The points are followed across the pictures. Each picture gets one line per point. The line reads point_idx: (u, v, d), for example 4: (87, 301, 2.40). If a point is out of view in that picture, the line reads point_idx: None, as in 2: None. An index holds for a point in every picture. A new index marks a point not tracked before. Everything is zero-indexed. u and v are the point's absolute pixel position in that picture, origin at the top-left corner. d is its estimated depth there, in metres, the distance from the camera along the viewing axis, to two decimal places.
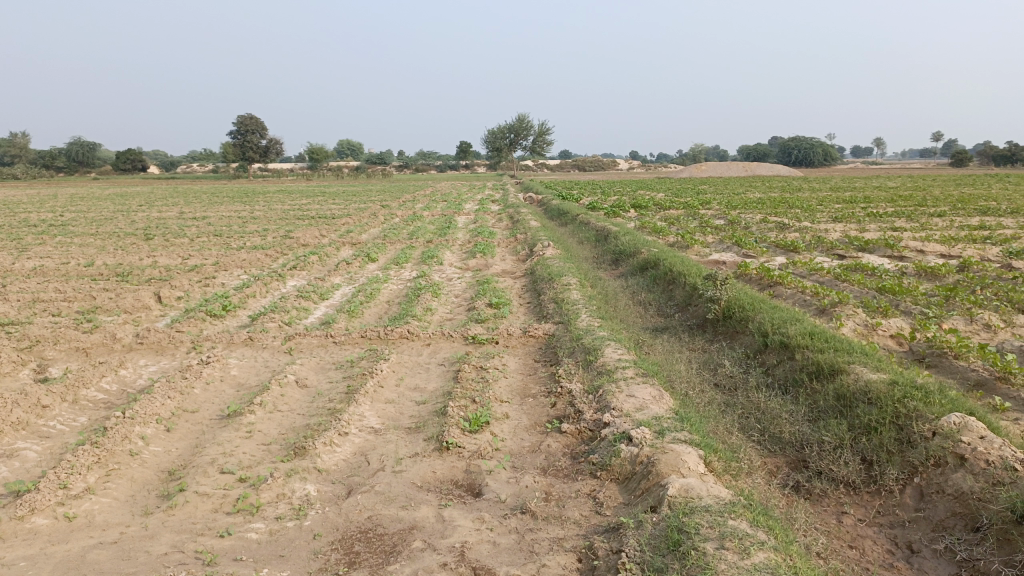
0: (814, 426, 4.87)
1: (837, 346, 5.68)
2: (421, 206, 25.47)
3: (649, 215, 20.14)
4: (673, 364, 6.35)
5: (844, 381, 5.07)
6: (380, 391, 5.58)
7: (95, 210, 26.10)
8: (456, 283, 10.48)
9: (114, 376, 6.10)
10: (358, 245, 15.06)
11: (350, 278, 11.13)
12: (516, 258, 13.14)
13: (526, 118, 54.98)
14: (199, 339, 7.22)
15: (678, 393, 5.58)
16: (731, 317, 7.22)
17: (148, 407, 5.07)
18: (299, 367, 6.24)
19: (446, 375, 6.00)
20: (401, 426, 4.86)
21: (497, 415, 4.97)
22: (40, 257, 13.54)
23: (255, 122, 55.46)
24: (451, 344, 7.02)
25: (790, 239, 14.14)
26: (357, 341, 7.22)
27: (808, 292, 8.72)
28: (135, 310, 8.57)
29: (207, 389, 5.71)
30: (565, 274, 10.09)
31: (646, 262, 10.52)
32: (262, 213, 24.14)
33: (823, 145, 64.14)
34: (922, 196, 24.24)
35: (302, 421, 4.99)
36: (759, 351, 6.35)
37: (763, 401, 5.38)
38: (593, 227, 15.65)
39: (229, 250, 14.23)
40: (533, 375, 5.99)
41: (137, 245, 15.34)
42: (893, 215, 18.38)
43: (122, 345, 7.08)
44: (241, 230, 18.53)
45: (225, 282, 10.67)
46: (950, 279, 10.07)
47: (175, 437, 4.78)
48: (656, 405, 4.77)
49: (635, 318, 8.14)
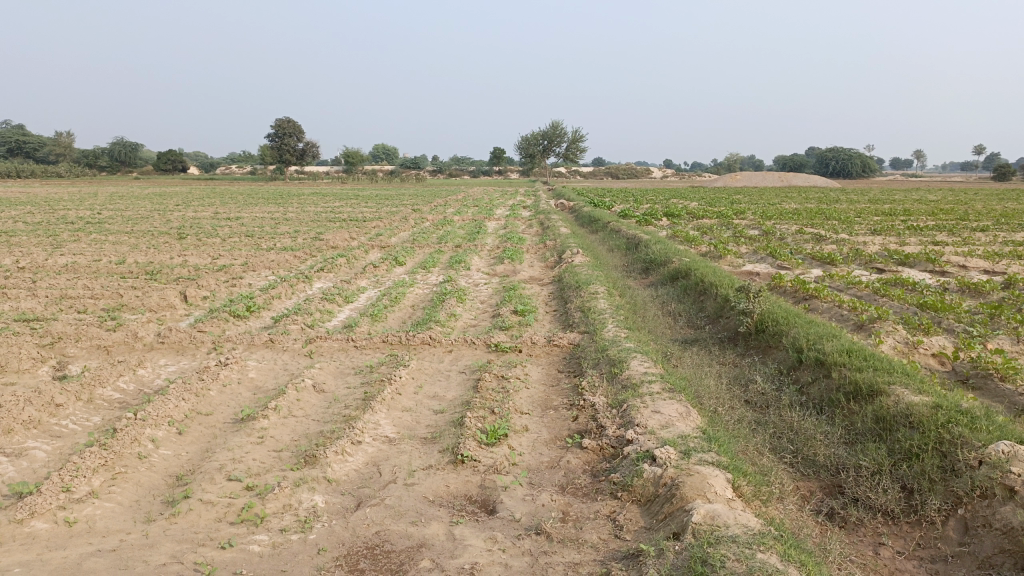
0: (851, 450, 4.63)
1: (876, 365, 5.41)
2: (451, 210, 25.40)
3: (682, 223, 19.85)
4: (702, 378, 6.12)
5: (884, 402, 4.81)
6: (398, 398, 5.43)
7: (132, 208, 26.45)
8: (482, 289, 10.34)
9: (132, 376, 6.03)
10: (386, 249, 14.99)
11: (376, 281, 11.03)
12: (545, 264, 12.96)
13: (561, 125, 54.80)
14: (219, 340, 7.14)
15: (707, 409, 5.36)
16: (764, 331, 6.96)
17: (160, 409, 4.97)
18: (317, 372, 6.11)
19: (466, 383, 5.84)
20: (417, 436, 4.70)
21: (516, 427, 4.78)
22: (73, 254, 13.66)
23: (292, 125, 55.99)
24: (474, 352, 6.86)
25: (827, 251, 13.79)
26: (378, 346, 7.09)
27: (845, 306, 8.42)
28: (159, 308, 8.53)
29: (223, 391, 5.61)
30: (593, 282, 9.89)
31: (677, 272, 10.28)
32: (294, 214, 24.24)
33: (863, 157, 63.04)
34: (965, 209, 23.58)
35: (316, 427, 4.85)
36: (793, 368, 6.09)
37: (797, 421, 5.14)
38: (623, 234, 15.42)
39: (258, 251, 14.25)
40: (556, 386, 5.80)
41: (169, 244, 15.42)
42: (935, 229, 17.88)
43: (143, 344, 7.02)
44: (272, 230, 18.60)
45: (251, 282, 10.64)
46: (995, 296, 9.68)
47: (186, 441, 4.67)
48: (683, 422, 4.55)
49: (664, 329, 7.90)
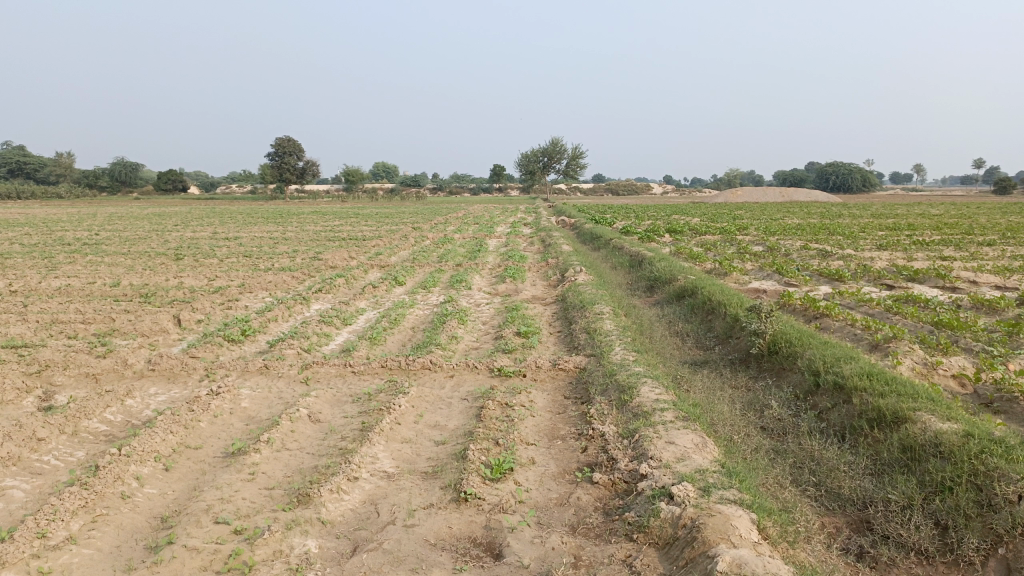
0: (878, 482, 4.36)
1: (899, 390, 5.14)
2: (452, 228, 25.24)
3: (685, 240, 19.65)
4: (715, 404, 5.86)
5: (910, 430, 4.54)
6: (397, 429, 5.16)
7: (130, 228, 26.31)
8: (484, 309, 10.09)
9: (120, 406, 5.78)
10: (386, 268, 14.77)
11: (375, 302, 10.80)
12: (548, 283, 12.72)
13: (561, 141, 54.78)
14: (212, 366, 6.89)
15: (722, 438, 5.10)
16: (777, 353, 6.70)
17: (146, 444, 4.72)
18: (313, 400, 5.85)
19: (469, 412, 5.57)
20: (417, 471, 4.44)
21: (521, 461, 4.52)
22: (68, 276, 13.45)
23: (292, 143, 55.98)
24: (476, 377, 6.59)
25: (834, 267, 13.55)
26: (377, 372, 6.83)
27: (858, 325, 8.16)
28: (151, 333, 8.29)
29: (214, 422, 5.35)
30: (598, 302, 9.65)
31: (683, 290, 10.04)
32: (293, 234, 24.04)
33: (863, 171, 62.99)
34: (970, 224, 23.40)
35: (311, 462, 4.59)
36: (810, 393, 5.83)
37: (818, 449, 4.88)
38: (626, 252, 15.20)
39: (256, 272, 14.03)
40: (563, 414, 5.53)
41: (166, 265, 15.21)
42: (941, 244, 17.64)
43: (133, 372, 6.77)
44: (271, 250, 18.41)
45: (248, 304, 10.40)
46: (1010, 313, 9.41)
47: (173, 478, 4.42)
48: (700, 455, 4.29)
49: (672, 350, 7.64)
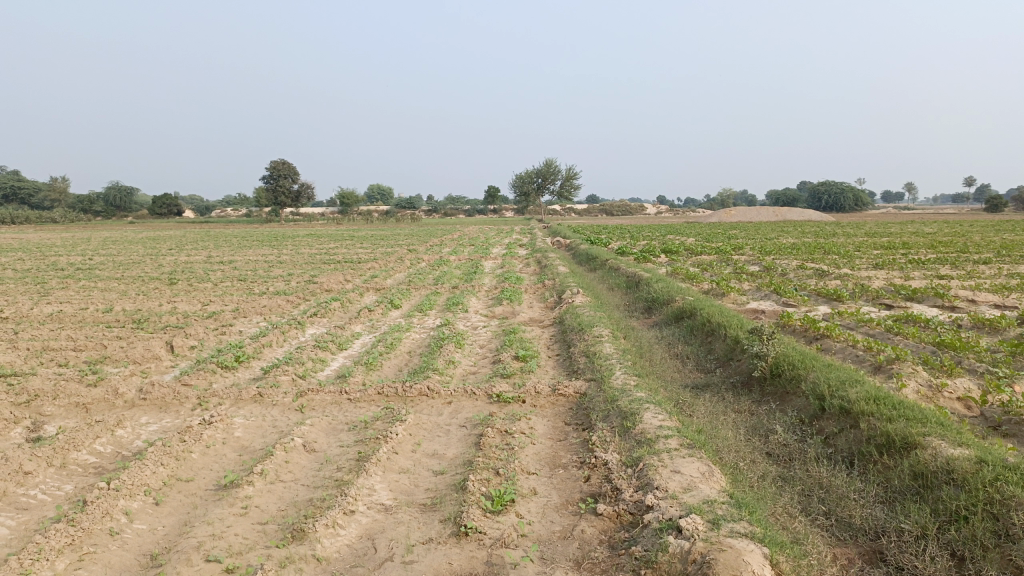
0: (890, 510, 4.24)
1: (907, 414, 5.04)
2: (447, 250, 25.17)
3: (681, 260, 19.62)
4: (718, 429, 5.74)
5: (921, 457, 4.44)
6: (395, 458, 5.03)
7: (124, 253, 26.18)
8: (481, 333, 9.97)
9: (109, 437, 5.64)
10: (381, 291, 14.66)
11: (371, 326, 10.67)
12: (544, 305, 12.62)
13: (555, 163, 54.97)
14: (205, 394, 6.75)
15: (727, 466, 4.99)
16: (780, 376, 6.60)
17: (136, 477, 4.59)
18: (308, 429, 5.72)
19: (468, 440, 5.45)
20: (416, 503, 4.31)
21: (523, 491, 4.39)
22: (60, 302, 13.31)
23: (287, 166, 56.05)
24: (474, 403, 6.47)
25: (831, 287, 13.49)
26: (373, 398, 6.70)
27: (859, 346, 8.06)
28: (143, 360, 8.15)
29: (206, 453, 5.21)
30: (596, 324, 9.54)
31: (681, 311, 9.95)
32: (287, 257, 23.94)
33: (855, 190, 63.30)
34: (964, 241, 23.43)
35: (306, 494, 4.46)
36: (816, 417, 5.72)
37: (826, 477, 4.76)
38: (623, 273, 15.11)
39: (250, 296, 13.90)
40: (564, 441, 5.41)
41: (158, 290, 15.07)
42: (938, 263, 17.61)
43: (123, 401, 6.62)
44: (265, 274, 18.29)
45: (242, 329, 10.27)
46: (1012, 333, 9.33)
47: (163, 513, 4.28)
48: (707, 484, 4.17)
49: (673, 373, 7.53)
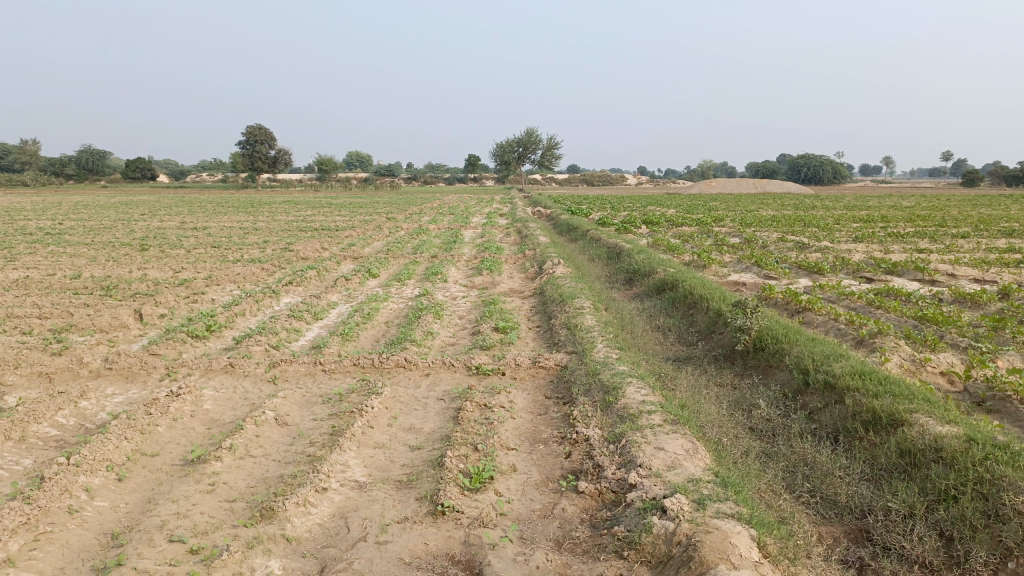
0: (876, 489, 4.15)
1: (893, 390, 4.95)
2: (426, 218, 24.89)
3: (661, 231, 19.49)
4: (701, 403, 5.63)
5: (908, 434, 4.35)
6: (370, 433, 4.87)
7: (96, 218, 25.65)
8: (460, 303, 9.79)
9: (72, 409, 5.42)
10: (359, 260, 14.40)
11: (348, 295, 10.46)
12: (524, 275, 12.46)
13: (536, 131, 54.50)
14: (174, 365, 6.54)
15: (710, 441, 4.88)
16: (763, 350, 6.50)
17: (98, 451, 4.39)
18: (280, 402, 5.54)
19: (446, 413, 5.30)
20: (392, 479, 4.16)
21: (502, 468, 4.25)
22: (26, 268, 12.92)
23: (264, 132, 55.11)
24: (453, 375, 6.31)
25: (813, 259, 13.42)
26: (349, 370, 6.51)
27: (841, 320, 7.97)
28: (111, 329, 7.89)
29: (173, 426, 5.02)
30: (578, 296, 9.39)
31: (663, 283, 9.82)
32: (264, 224, 23.57)
33: (834, 163, 63.46)
34: (942, 216, 23.51)
35: (276, 470, 4.29)
36: (799, 392, 5.63)
37: (811, 453, 4.66)
38: (604, 243, 14.96)
39: (224, 263, 13.59)
40: (544, 416, 5.27)
41: (130, 256, 14.71)
42: (917, 236, 17.62)
43: (89, 371, 6.39)
44: (240, 241, 17.93)
45: (215, 298, 10.00)
46: (992, 307, 9.31)
47: (126, 490, 4.09)
48: (692, 463, 4.05)
49: (654, 346, 7.41)
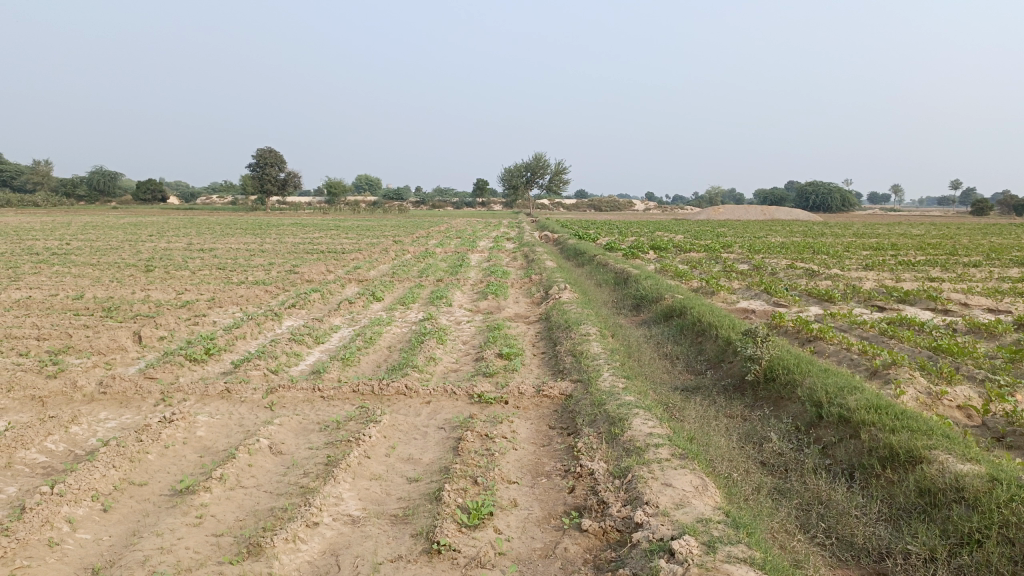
0: (895, 531, 3.95)
1: (910, 425, 4.76)
2: (433, 242, 24.82)
3: (669, 257, 19.35)
4: (711, 436, 5.44)
5: (927, 472, 4.16)
6: (367, 463, 4.70)
7: (103, 238, 25.69)
8: (464, 328, 9.64)
9: (62, 434, 5.27)
10: (363, 283, 14.30)
11: (351, 319, 10.34)
12: (531, 300, 12.32)
13: (544, 156, 54.64)
14: (169, 389, 6.39)
15: (720, 476, 4.69)
16: (774, 380, 6.31)
17: (83, 481, 4.23)
18: (275, 429, 5.38)
19: (446, 444, 5.13)
20: (387, 514, 3.99)
21: (502, 503, 4.07)
22: (30, 288, 12.85)
23: (274, 154, 55.45)
24: (455, 403, 6.14)
25: (823, 287, 13.24)
26: (348, 397, 6.35)
27: (854, 350, 7.78)
28: (109, 351, 7.77)
29: (164, 454, 4.87)
30: (584, 322, 9.23)
31: (671, 310, 9.65)
32: (271, 245, 23.55)
33: (843, 191, 63.34)
34: (953, 244, 23.31)
35: (268, 502, 4.12)
36: (812, 425, 5.43)
37: (825, 490, 4.47)
38: (611, 268, 14.82)
39: (228, 285, 13.50)
40: (548, 447, 5.09)
41: (134, 277, 14.66)
42: (928, 264, 17.42)
43: (82, 395, 6.24)
44: (246, 263, 17.87)
45: (216, 320, 9.88)
46: (1008, 338, 9.10)
47: (110, 521, 3.92)
48: (701, 500, 3.86)
49: (661, 375, 7.23)
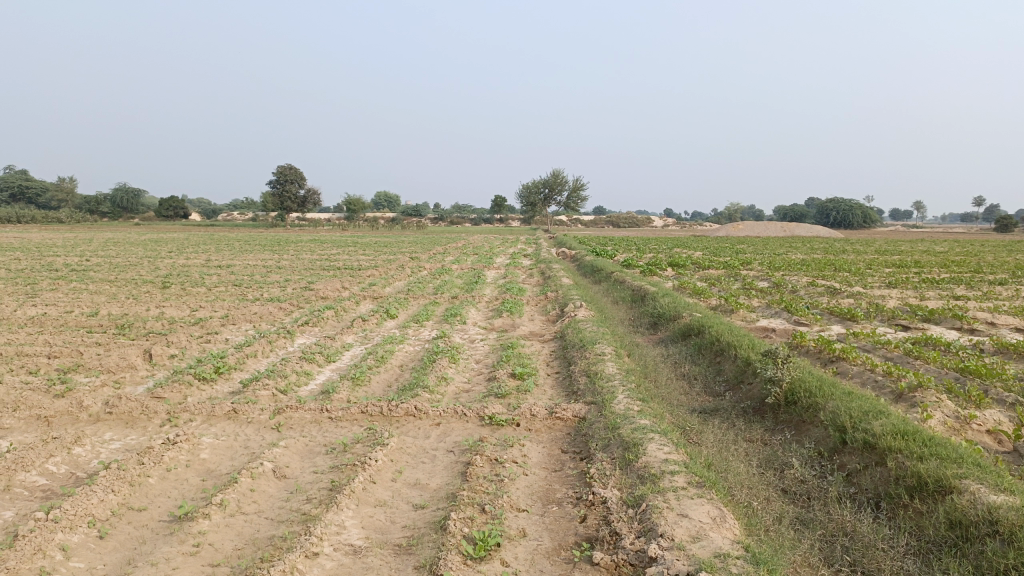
0: (924, 565, 3.74)
1: (938, 452, 4.54)
2: (450, 258, 24.73)
3: (687, 274, 19.13)
4: (729, 462, 5.25)
5: (957, 503, 3.95)
6: (373, 489, 4.56)
7: (123, 254, 25.83)
8: (478, 347, 9.49)
9: (65, 455, 5.18)
10: (378, 300, 14.21)
11: (363, 337, 10.23)
12: (546, 318, 12.16)
13: (562, 173, 54.62)
14: (176, 410, 6.29)
15: (739, 505, 4.49)
16: (796, 404, 6.10)
17: (80, 506, 4.11)
18: (281, 452, 5.25)
19: (454, 468, 4.98)
20: (390, 543, 3.84)
21: (510, 533, 3.91)
22: (45, 304, 12.88)
23: (294, 172, 55.84)
24: (465, 426, 5.99)
25: (844, 305, 12.96)
26: (356, 418, 6.21)
27: (878, 371, 7.54)
28: (118, 369, 7.70)
29: (165, 478, 4.75)
30: (599, 340, 9.06)
31: (688, 328, 9.46)
32: (288, 262, 23.57)
33: (864, 208, 62.75)
34: (977, 262, 22.87)
35: (267, 530, 3.99)
36: (836, 451, 5.22)
37: (850, 521, 4.26)
38: (629, 285, 14.63)
39: (243, 302, 13.46)
40: (559, 473, 4.92)
41: (150, 294, 14.66)
42: (953, 282, 17.06)
43: (88, 415, 6.15)
44: (262, 279, 17.85)
45: (228, 338, 9.80)
46: None
47: (105, 548, 3.80)
48: (719, 533, 3.68)
49: (679, 396, 7.03)
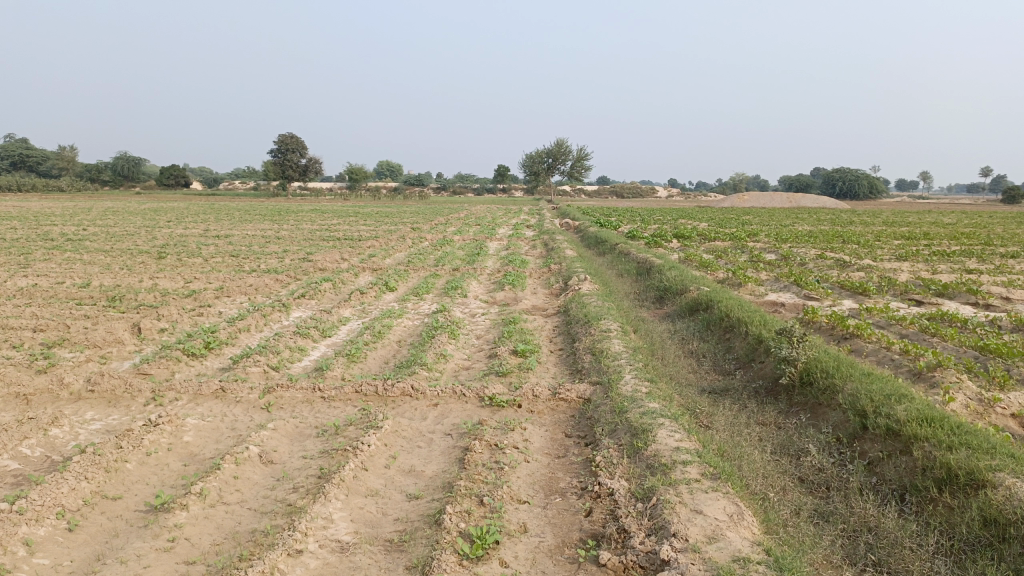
0: (956, 567, 3.46)
1: (968, 440, 4.24)
2: (452, 229, 24.32)
3: (693, 246, 18.76)
4: (743, 448, 4.96)
5: (993, 498, 3.64)
6: (365, 477, 4.27)
7: (120, 224, 25.46)
8: (479, 321, 9.19)
9: (40, 436, 4.90)
10: (378, 272, 13.91)
11: (361, 310, 9.93)
12: (549, 291, 11.84)
13: (565, 143, 53.94)
14: (161, 388, 6.00)
15: (754, 498, 4.22)
16: (812, 385, 5.79)
17: (49, 496, 3.84)
18: (269, 435, 4.96)
19: (451, 454, 4.69)
20: (381, 540, 3.56)
21: (510, 529, 3.63)
22: (37, 275, 12.57)
23: (295, 140, 55.11)
24: (464, 407, 5.70)
25: (856, 279, 12.62)
26: (349, 398, 5.92)
27: (895, 350, 7.22)
28: (105, 344, 7.41)
29: (145, 463, 4.48)
30: (605, 316, 8.74)
31: (696, 303, 9.14)
32: (288, 232, 23.18)
33: (870, 179, 62.09)
34: (987, 234, 22.44)
35: (249, 523, 3.71)
36: (856, 437, 4.92)
37: (874, 515, 3.98)
38: (634, 258, 14.29)
39: (239, 274, 13.14)
40: (563, 460, 4.63)
41: (145, 264, 14.34)
42: (964, 255, 16.68)
43: (69, 393, 5.87)
44: (261, 250, 17.54)
45: (222, 311, 9.50)
46: None
47: (74, 542, 3.53)
48: (736, 533, 3.39)
49: (687, 375, 6.75)
